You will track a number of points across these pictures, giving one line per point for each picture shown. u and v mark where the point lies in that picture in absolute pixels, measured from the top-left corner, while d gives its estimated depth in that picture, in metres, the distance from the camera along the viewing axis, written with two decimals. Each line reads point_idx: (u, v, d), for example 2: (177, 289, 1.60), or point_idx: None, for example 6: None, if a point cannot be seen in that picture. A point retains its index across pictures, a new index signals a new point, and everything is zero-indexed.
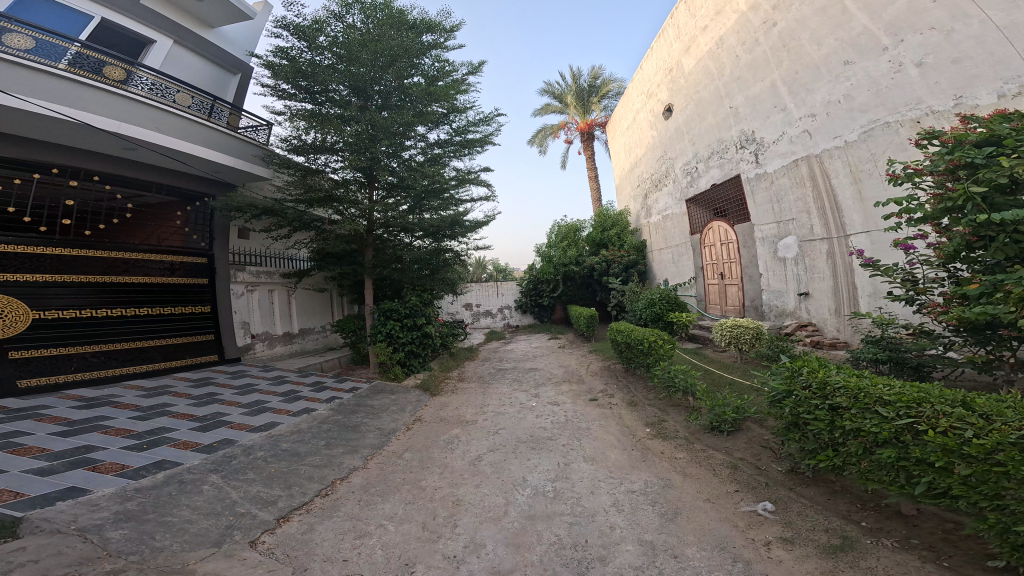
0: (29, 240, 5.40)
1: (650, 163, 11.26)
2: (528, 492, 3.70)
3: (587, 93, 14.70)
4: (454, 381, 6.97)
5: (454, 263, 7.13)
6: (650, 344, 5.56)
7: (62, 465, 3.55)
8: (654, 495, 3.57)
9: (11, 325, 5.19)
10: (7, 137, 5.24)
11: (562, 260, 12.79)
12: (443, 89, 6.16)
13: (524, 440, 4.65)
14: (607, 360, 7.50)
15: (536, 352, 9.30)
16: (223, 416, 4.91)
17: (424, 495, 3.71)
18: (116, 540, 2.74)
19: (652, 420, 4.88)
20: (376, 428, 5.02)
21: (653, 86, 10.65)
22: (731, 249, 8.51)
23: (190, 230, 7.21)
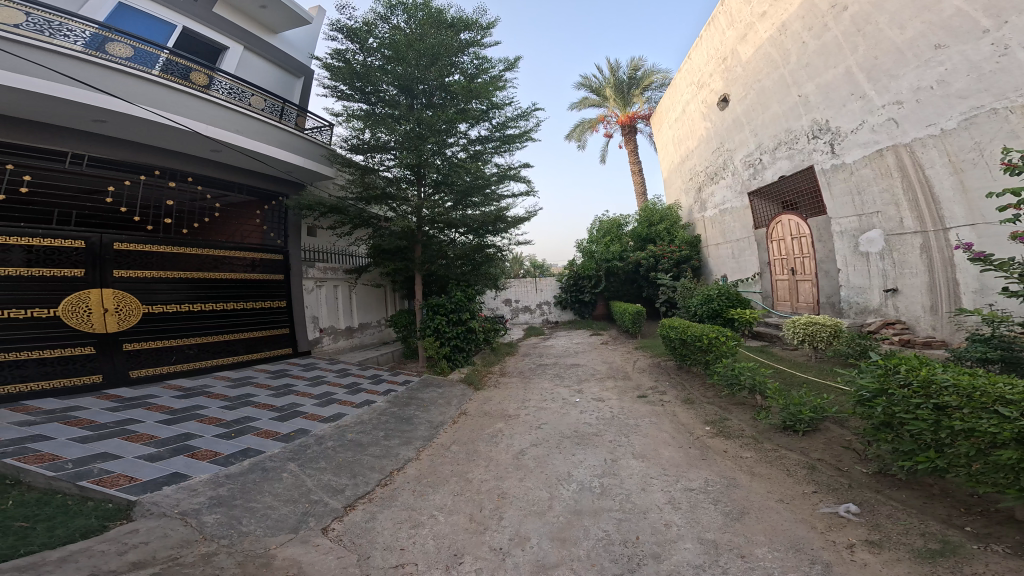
0: (138, 238, 5.97)
1: (703, 155, 10.81)
2: (576, 488, 3.63)
3: (627, 85, 14.29)
4: (497, 375, 7.04)
5: (497, 259, 7.23)
6: (710, 342, 5.26)
7: (166, 452, 4.00)
8: (716, 495, 3.35)
9: (126, 318, 5.76)
10: (119, 142, 6.00)
11: (604, 255, 12.42)
12: (482, 85, 6.30)
13: (569, 435, 4.56)
14: (654, 357, 7.19)
15: (576, 348, 9.08)
16: (297, 406, 5.30)
17: (472, 487, 3.75)
18: (210, 524, 3.04)
19: (713, 419, 4.58)
20: (427, 420, 5.17)
21: (705, 77, 10.29)
22: (802, 243, 7.92)
23: (267, 228, 7.86)
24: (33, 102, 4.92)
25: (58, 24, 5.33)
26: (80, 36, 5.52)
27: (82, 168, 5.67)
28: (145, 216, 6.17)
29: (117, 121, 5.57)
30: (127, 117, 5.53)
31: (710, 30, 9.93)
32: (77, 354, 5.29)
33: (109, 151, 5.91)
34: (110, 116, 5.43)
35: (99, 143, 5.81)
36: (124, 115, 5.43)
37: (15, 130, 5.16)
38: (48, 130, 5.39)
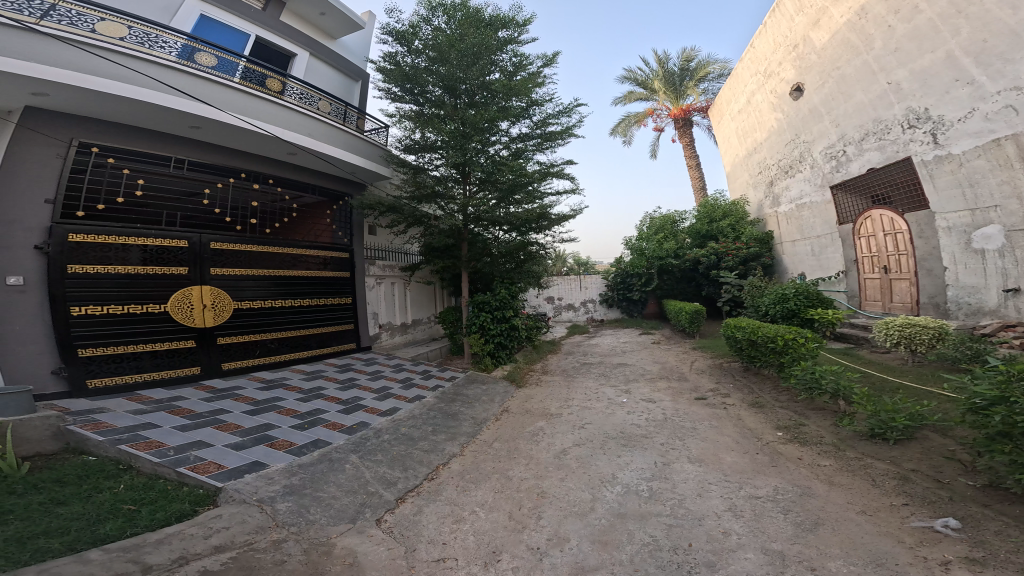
0: (229, 238, 5.73)
1: (775, 150, 9.99)
2: (621, 490, 3.45)
3: (680, 77, 13.20)
4: (539, 373, 6.91)
5: (539, 257, 7.11)
6: (785, 343, 4.70)
7: (249, 442, 4.18)
8: (786, 503, 2.95)
9: (218, 314, 5.54)
10: (206, 146, 5.64)
11: (656, 252, 11.90)
12: (522, 83, 6.22)
13: (614, 436, 4.34)
14: (716, 358, 6.67)
15: (621, 347, 8.64)
16: (359, 400, 5.44)
17: (511, 485, 3.68)
18: (283, 512, 3.23)
19: (787, 424, 4.12)
20: (471, 417, 5.18)
21: (772, 65, 9.60)
22: (899, 239, 7.05)
23: (337, 227, 7.36)
24: (130, 109, 4.70)
25: (149, 34, 4.99)
26: (169, 46, 5.15)
27: (183, 172, 5.41)
28: (235, 216, 5.89)
29: (210, 128, 5.27)
30: (219, 124, 5.25)
31: (775, 16, 9.30)
32: (179, 348, 5.16)
33: (199, 155, 5.57)
34: (204, 122, 5.14)
35: (195, 148, 5.52)
36: (217, 121, 5.16)
37: (121, 135, 4.91)
38: (145, 134, 5.09)
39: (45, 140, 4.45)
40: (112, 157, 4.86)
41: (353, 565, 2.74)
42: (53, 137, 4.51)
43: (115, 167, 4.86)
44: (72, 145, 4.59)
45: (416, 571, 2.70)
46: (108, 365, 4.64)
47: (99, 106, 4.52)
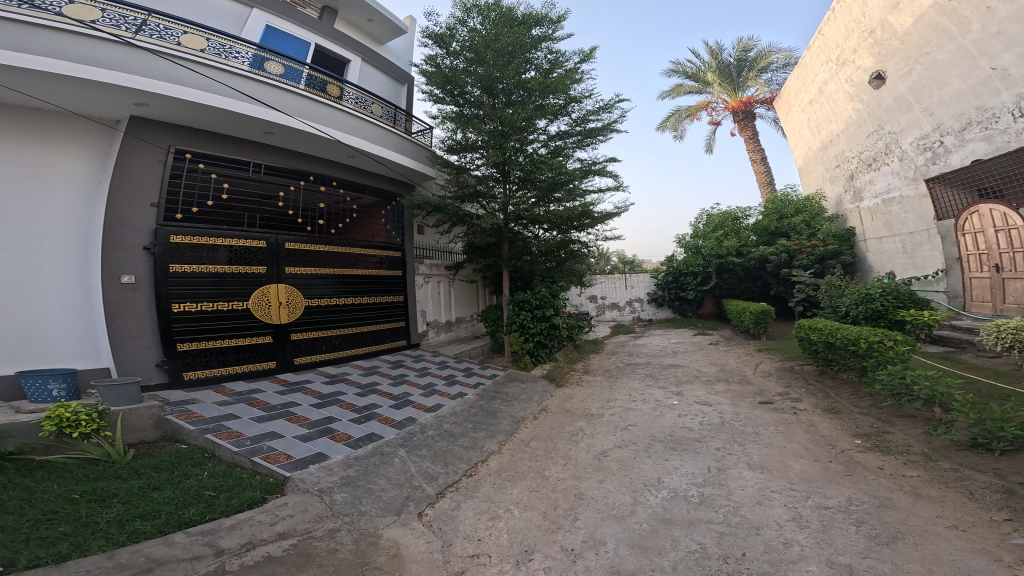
0: (300, 238, 5.66)
1: (852, 142, 9.03)
2: (667, 494, 3.24)
3: (736, 69, 12.17)
4: (580, 373, 6.62)
5: (581, 255, 6.76)
6: (869, 346, 4.14)
7: (314, 433, 4.19)
8: (860, 515, 2.57)
9: (291, 311, 5.50)
10: (280, 151, 5.54)
11: (715, 250, 11.10)
12: (558, 80, 5.80)
13: (662, 439, 4.08)
14: (783, 362, 6.04)
15: (670, 347, 7.98)
16: (409, 395, 5.34)
17: (547, 485, 3.58)
18: (339, 502, 3.29)
19: (866, 431, 3.62)
20: (510, 415, 5.07)
21: (845, 53, 8.75)
22: (1012, 235, 5.99)
23: (391, 229, 7.04)
24: (211, 117, 4.66)
25: (225, 45, 4.96)
26: (242, 57, 5.10)
27: (261, 175, 5.34)
28: (305, 217, 5.78)
29: (283, 134, 5.18)
30: (290, 131, 5.15)
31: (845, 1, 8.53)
32: (259, 343, 5.16)
33: (276, 159, 5.50)
34: (278, 128, 5.04)
35: (271, 153, 5.44)
36: (290, 128, 5.05)
37: (206, 141, 4.91)
38: (226, 141, 5.06)
39: (149, 147, 4.53)
40: (202, 163, 4.87)
41: (396, 557, 2.76)
42: (152, 144, 4.57)
43: (205, 173, 4.88)
44: (169, 152, 4.63)
45: (451, 566, 2.69)
46: (202, 359, 4.72)
47: (182, 115, 4.51)
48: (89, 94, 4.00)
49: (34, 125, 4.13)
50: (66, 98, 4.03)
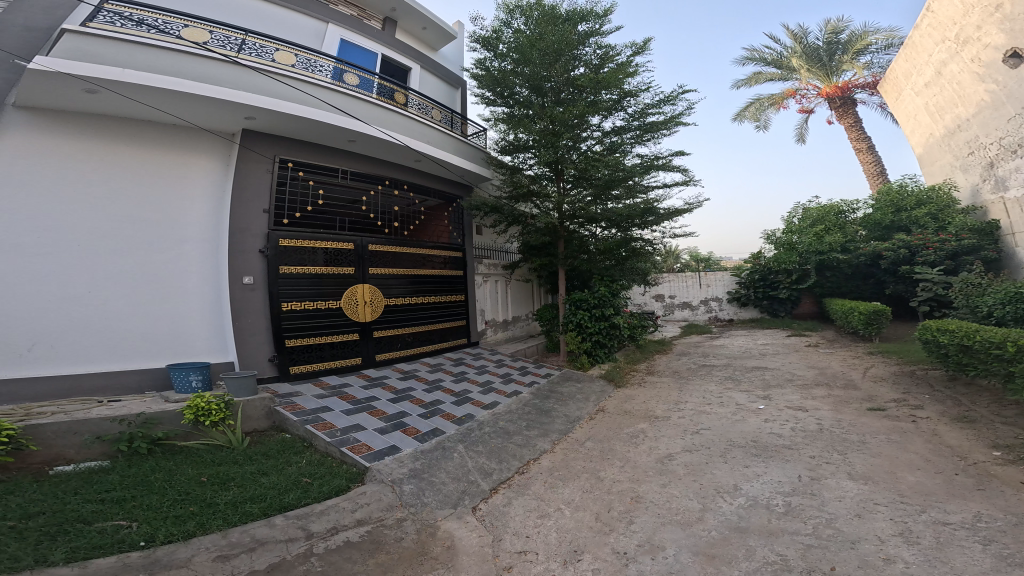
0: (380, 240, 6.05)
1: (986, 126, 7.62)
2: (744, 502, 2.91)
3: (826, 52, 11.02)
4: (643, 373, 6.24)
5: (644, 253, 6.50)
6: (1018, 351, 3.33)
7: (389, 426, 4.34)
8: (990, 535, 2.11)
9: (372, 309, 5.87)
10: (358, 157, 5.85)
11: (815, 247, 9.94)
12: (610, 74, 5.60)
13: (743, 445, 3.72)
14: (901, 366, 5.18)
15: (752, 347, 7.19)
16: (467, 391, 5.39)
17: (602, 486, 3.44)
18: (407, 493, 3.37)
19: (1008, 444, 2.98)
20: (564, 415, 4.89)
21: (968, 30, 7.53)
22: None
23: (453, 229, 7.37)
24: (306, 128, 4.93)
25: (311, 60, 5.19)
26: (325, 70, 5.29)
27: (348, 181, 5.76)
28: (383, 220, 6.15)
29: (365, 142, 5.39)
30: (371, 140, 5.37)
31: None
32: (348, 341, 5.57)
33: (355, 165, 5.83)
34: (360, 137, 5.27)
35: (352, 159, 5.78)
36: (371, 136, 5.24)
37: (301, 148, 5.29)
38: (316, 148, 5.42)
39: (259, 158, 4.99)
40: (300, 171, 5.30)
41: (450, 548, 2.79)
42: (262, 154, 5.03)
43: (303, 180, 5.32)
44: (275, 161, 5.08)
45: (500, 561, 2.66)
46: (305, 354, 5.15)
47: (281, 126, 4.81)
48: (210, 109, 4.35)
49: (171, 140, 4.64)
50: (192, 113, 4.42)
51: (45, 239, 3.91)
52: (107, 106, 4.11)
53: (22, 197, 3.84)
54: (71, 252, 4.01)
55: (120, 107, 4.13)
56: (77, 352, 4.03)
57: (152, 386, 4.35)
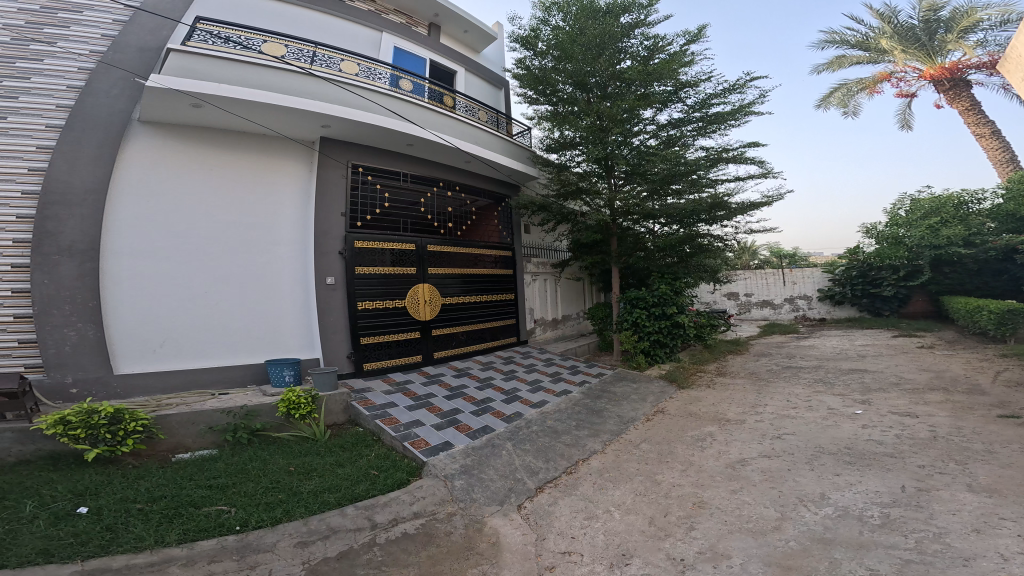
0: (437, 241, 6.32)
1: None
2: (832, 512, 2.58)
3: (929, 31, 9.60)
4: (710, 375, 5.70)
5: (714, 249, 6.36)
6: None
7: (443, 422, 4.43)
8: None
9: (429, 307, 6.11)
10: (414, 160, 6.13)
11: (930, 241, 8.57)
12: (663, 65, 5.50)
13: (834, 451, 3.29)
14: None
15: (848, 348, 6.40)
16: (516, 390, 5.34)
17: (658, 490, 3.29)
18: (458, 487, 3.41)
19: None
20: (617, 415, 4.66)
21: None
22: None
23: (502, 228, 7.54)
24: (372, 134, 5.23)
25: (370, 68, 5.49)
26: (383, 77, 5.61)
27: (408, 184, 6.08)
28: (438, 221, 6.45)
29: (421, 145, 5.69)
30: (427, 143, 5.65)
31: None
32: (409, 339, 5.83)
33: (413, 168, 6.12)
34: (417, 141, 5.56)
35: (411, 162, 6.07)
36: (427, 140, 5.52)
37: (369, 153, 5.62)
38: (380, 153, 5.74)
39: (336, 164, 5.36)
40: (370, 175, 5.67)
41: (495, 545, 2.77)
42: (336, 160, 5.37)
43: (372, 184, 5.69)
44: (348, 166, 5.44)
45: (542, 560, 2.60)
46: (375, 352, 5.48)
47: (350, 132, 5.13)
48: (291, 119, 4.66)
49: (266, 152, 5.03)
50: (275, 123, 4.74)
51: (167, 244, 4.38)
52: (208, 118, 4.49)
53: (152, 206, 4.34)
54: (190, 257, 4.49)
55: (219, 119, 4.50)
56: (195, 346, 4.52)
57: (250, 378, 4.79)
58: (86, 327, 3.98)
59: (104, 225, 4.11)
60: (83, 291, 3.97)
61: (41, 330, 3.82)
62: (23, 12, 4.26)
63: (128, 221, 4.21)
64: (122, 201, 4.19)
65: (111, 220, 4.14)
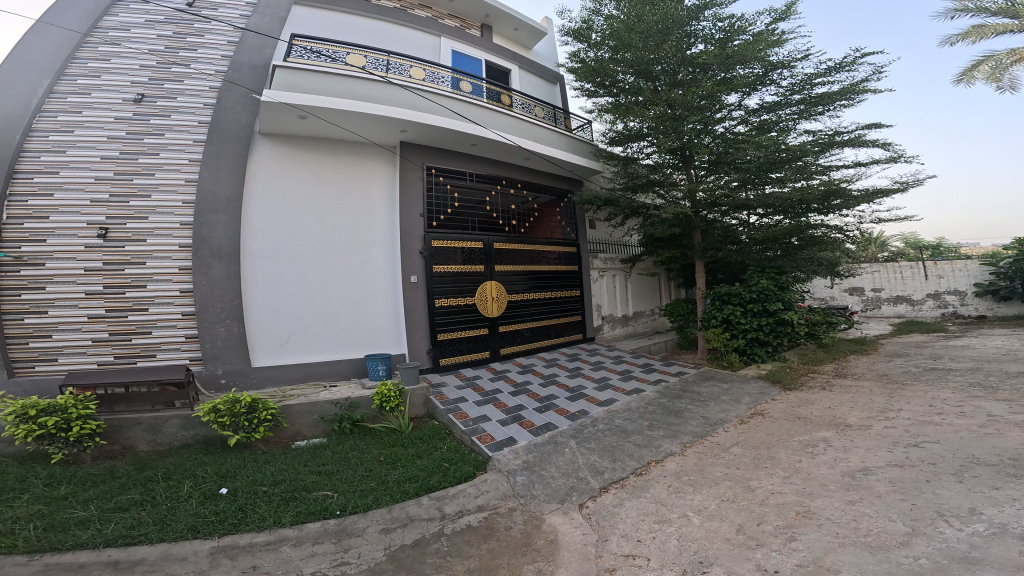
0: (502, 238, 6.54)
1: None
2: (983, 529, 2.09)
3: None
4: (827, 376, 4.96)
5: (829, 241, 5.69)
6: None
7: (508, 418, 4.43)
8: None
9: (495, 303, 6.33)
10: (479, 160, 6.45)
11: None
12: (747, 47, 5.21)
13: (994, 463, 2.65)
14: None
15: (1019, 347, 5.17)
16: (582, 388, 5.15)
17: (751, 497, 2.93)
18: (520, 483, 3.38)
19: None
20: (701, 416, 4.26)
21: None
22: None
23: (565, 224, 7.61)
24: (441, 136, 5.62)
25: (435, 73, 5.89)
26: (446, 80, 5.98)
27: (474, 182, 6.40)
28: (503, 218, 6.68)
29: (484, 145, 6.01)
30: (490, 142, 5.96)
31: None
32: (477, 334, 6.07)
33: (478, 167, 6.43)
34: (480, 140, 5.88)
35: (475, 162, 6.40)
36: (490, 139, 5.83)
37: (439, 155, 6.02)
38: (448, 155, 6.11)
39: (413, 166, 5.79)
40: (441, 176, 6.06)
41: (552, 543, 2.71)
42: (413, 162, 5.81)
43: (444, 184, 6.07)
44: (423, 168, 5.86)
45: (602, 562, 2.49)
46: (450, 347, 5.81)
47: (423, 135, 5.56)
48: (374, 125, 5.17)
49: (358, 159, 5.61)
50: (360, 129, 5.24)
51: (289, 246, 5.06)
52: (311, 128, 5.11)
53: (277, 214, 5.04)
54: (306, 257, 5.15)
55: (319, 128, 5.11)
56: (312, 338, 5.14)
57: (353, 372, 5.29)
58: (233, 325, 4.70)
59: (243, 232, 4.85)
60: (228, 290, 4.69)
61: (202, 328, 4.57)
62: (161, 38, 5.05)
63: (259, 228, 4.93)
64: (255, 210, 4.92)
65: (247, 228, 4.88)
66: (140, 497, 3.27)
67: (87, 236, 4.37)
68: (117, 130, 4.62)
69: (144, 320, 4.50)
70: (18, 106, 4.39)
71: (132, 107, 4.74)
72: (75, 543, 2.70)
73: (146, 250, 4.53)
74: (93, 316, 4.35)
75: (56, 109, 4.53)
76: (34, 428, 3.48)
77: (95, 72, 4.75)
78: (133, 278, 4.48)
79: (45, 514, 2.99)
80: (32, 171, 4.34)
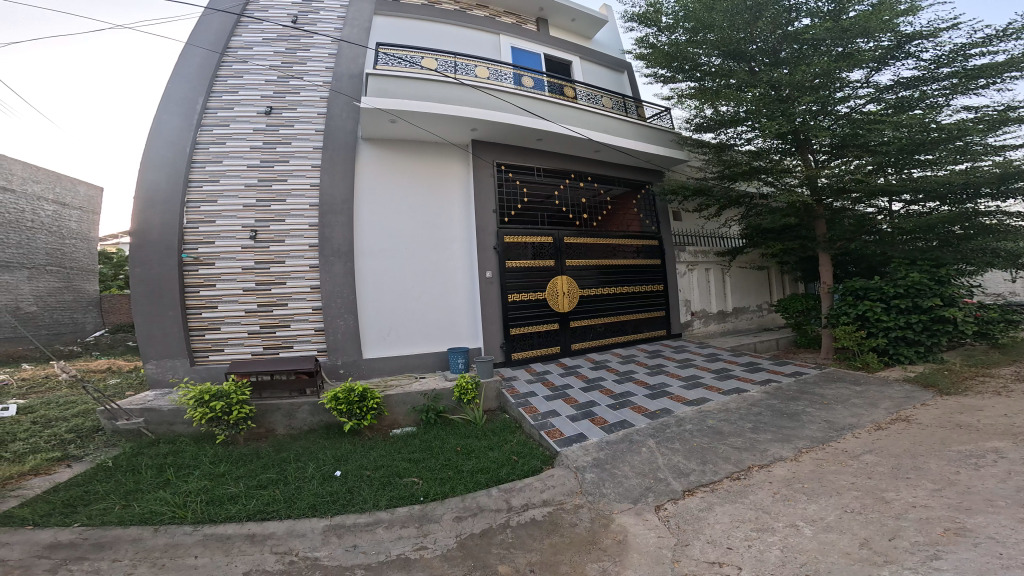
0: (570, 232, 6.64)
1: None
2: None
3: None
4: (1004, 378, 3.97)
5: (1012, 230, 4.60)
6: None
7: (578, 415, 4.27)
8: None
9: (567, 296, 6.45)
10: (546, 155, 6.68)
11: None
12: (877, 16, 4.63)
13: None
14: None
15: None
16: (665, 386, 4.78)
17: (884, 510, 2.38)
18: (588, 480, 3.21)
19: None
20: (823, 419, 3.64)
21: None
22: None
23: (643, 216, 7.52)
24: (508, 131, 5.95)
25: (498, 71, 6.35)
26: (507, 77, 6.40)
27: (541, 177, 6.67)
28: (573, 212, 6.82)
29: (550, 138, 6.22)
30: (556, 136, 6.14)
31: None
32: (546, 329, 6.24)
33: (545, 162, 6.65)
34: (546, 134, 6.10)
35: (544, 157, 6.65)
36: (556, 132, 6.02)
37: (507, 151, 6.36)
38: (516, 151, 6.43)
39: (484, 164, 6.20)
40: (510, 172, 6.43)
41: (621, 543, 2.51)
42: (484, 159, 6.22)
43: (513, 180, 6.44)
44: (494, 165, 6.26)
45: (679, 566, 2.23)
46: (522, 341, 6.05)
47: (492, 132, 5.95)
48: (451, 125, 5.66)
49: (441, 162, 6.13)
50: (438, 129, 5.75)
51: (388, 245, 5.69)
52: (399, 131, 5.71)
53: (381, 219, 5.71)
54: (401, 254, 5.72)
55: (406, 131, 5.69)
56: (406, 331, 5.64)
57: (438, 364, 5.70)
58: (344, 318, 5.35)
59: (354, 235, 5.56)
60: (337, 283, 5.38)
61: (326, 319, 5.30)
62: (277, 54, 6.12)
63: (365, 229, 5.62)
64: (363, 216, 5.64)
65: (356, 230, 5.59)
66: (276, 476, 3.78)
67: (242, 238, 5.44)
68: (255, 141, 5.71)
69: (285, 314, 5.40)
70: (186, 122, 5.56)
71: (264, 118, 5.80)
72: (226, 516, 3.15)
73: (285, 250, 5.48)
74: (249, 311, 5.35)
75: (212, 124, 5.69)
76: (207, 410, 4.29)
77: (234, 88, 5.87)
78: (276, 275, 5.44)
79: (207, 489, 3.55)
80: (201, 180, 5.49)
